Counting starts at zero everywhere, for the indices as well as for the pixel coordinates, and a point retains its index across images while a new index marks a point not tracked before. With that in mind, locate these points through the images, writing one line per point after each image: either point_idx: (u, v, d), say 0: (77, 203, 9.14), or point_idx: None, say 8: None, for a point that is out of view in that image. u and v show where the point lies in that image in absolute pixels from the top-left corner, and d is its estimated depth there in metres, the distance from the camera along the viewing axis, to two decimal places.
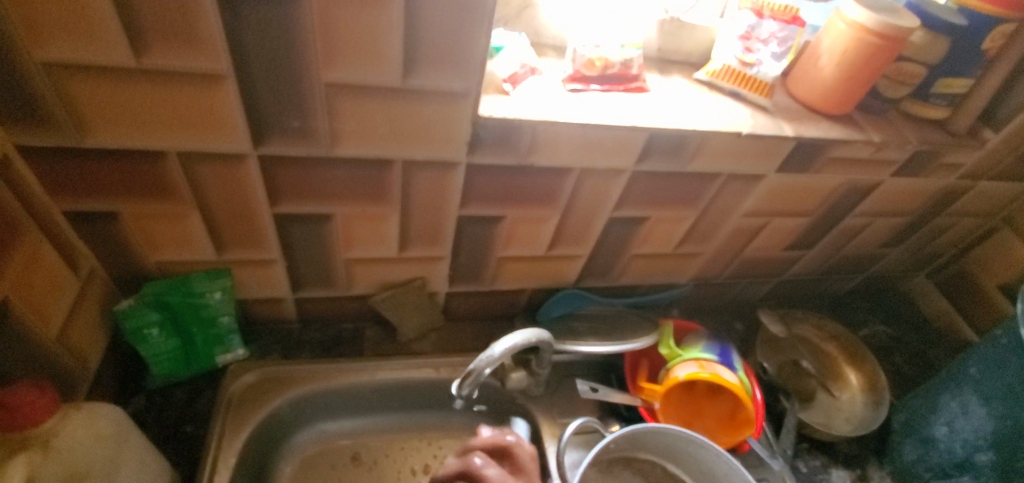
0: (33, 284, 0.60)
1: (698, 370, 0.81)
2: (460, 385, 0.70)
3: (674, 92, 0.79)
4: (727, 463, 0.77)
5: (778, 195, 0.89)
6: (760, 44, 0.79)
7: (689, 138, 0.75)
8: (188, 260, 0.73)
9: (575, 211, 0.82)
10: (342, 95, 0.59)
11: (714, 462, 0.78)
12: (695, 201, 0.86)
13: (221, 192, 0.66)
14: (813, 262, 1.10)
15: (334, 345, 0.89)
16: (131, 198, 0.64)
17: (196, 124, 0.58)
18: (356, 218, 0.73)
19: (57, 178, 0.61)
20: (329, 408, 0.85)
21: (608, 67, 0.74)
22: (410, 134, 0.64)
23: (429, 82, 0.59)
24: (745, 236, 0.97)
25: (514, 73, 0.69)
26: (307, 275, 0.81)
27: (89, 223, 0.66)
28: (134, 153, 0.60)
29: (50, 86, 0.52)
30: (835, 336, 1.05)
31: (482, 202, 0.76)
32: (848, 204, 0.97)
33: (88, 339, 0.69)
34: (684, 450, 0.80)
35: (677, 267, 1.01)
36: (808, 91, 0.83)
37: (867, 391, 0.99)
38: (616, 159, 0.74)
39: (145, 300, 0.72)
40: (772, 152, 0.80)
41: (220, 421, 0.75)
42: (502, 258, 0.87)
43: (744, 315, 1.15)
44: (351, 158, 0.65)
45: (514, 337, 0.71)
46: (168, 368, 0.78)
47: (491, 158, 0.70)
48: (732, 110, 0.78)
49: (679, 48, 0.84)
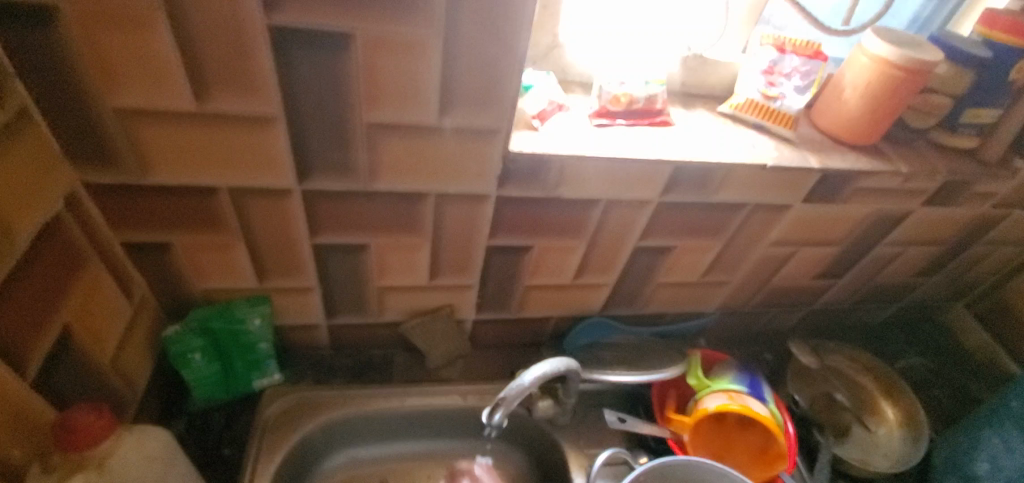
0: (94, 310, 0.64)
1: (728, 402, 0.81)
2: (490, 413, 0.71)
3: (698, 125, 0.80)
4: None
5: (804, 225, 0.90)
6: (782, 78, 0.81)
7: (714, 171, 0.76)
8: (233, 288, 0.77)
9: (601, 241, 0.84)
10: (382, 133, 0.63)
11: None
12: (721, 231, 0.87)
13: (267, 224, 0.70)
14: (843, 292, 1.09)
15: (365, 371, 0.92)
16: (184, 230, 0.69)
17: (248, 161, 0.62)
18: (390, 248, 0.76)
19: (120, 211, 0.65)
20: (359, 434, 0.87)
21: (633, 102, 0.76)
22: (444, 169, 0.67)
23: (463, 120, 0.63)
24: (773, 266, 0.97)
25: (543, 110, 0.73)
26: (341, 302, 0.84)
27: (144, 252, 0.71)
28: (190, 189, 0.64)
29: (121, 129, 0.57)
30: (869, 368, 1.04)
31: (512, 232, 0.79)
32: (877, 233, 0.96)
33: (138, 363, 0.73)
34: None
35: (703, 296, 1.01)
36: (833, 122, 0.84)
37: (904, 427, 0.97)
38: (642, 190, 0.76)
39: (189, 326, 0.75)
40: (798, 183, 0.81)
41: (257, 445, 0.77)
42: (529, 287, 0.89)
43: (774, 345, 1.14)
44: (388, 192, 0.69)
45: (543, 367, 0.72)
46: (209, 392, 0.81)
47: (520, 191, 0.72)
48: (756, 142, 0.79)
49: (702, 82, 0.86)
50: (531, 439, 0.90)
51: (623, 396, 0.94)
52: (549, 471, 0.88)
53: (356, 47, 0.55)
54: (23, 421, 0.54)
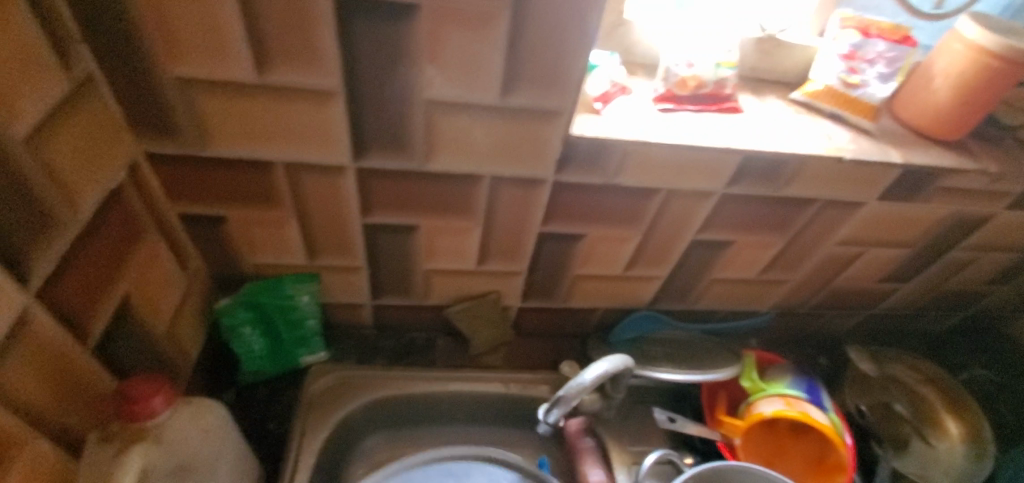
0: (151, 280, 0.65)
1: (785, 408, 0.77)
2: (547, 411, 0.70)
3: (770, 113, 0.75)
4: None
5: (876, 225, 0.84)
6: (865, 64, 0.75)
7: (786, 162, 0.71)
8: (283, 263, 0.76)
9: (656, 232, 0.80)
10: (441, 112, 0.60)
11: None
12: (786, 226, 0.82)
13: (319, 201, 0.69)
14: (909, 296, 1.02)
15: (407, 353, 0.91)
16: (239, 203, 0.68)
17: (304, 136, 0.61)
18: (440, 230, 0.75)
19: (177, 182, 0.65)
20: (400, 415, 0.87)
21: (700, 86, 0.72)
22: (502, 151, 0.65)
23: (526, 101, 0.60)
24: (836, 266, 0.91)
25: (605, 92, 0.69)
26: (387, 283, 0.83)
27: (199, 224, 0.71)
28: (246, 162, 0.64)
29: (181, 99, 0.57)
30: (932, 379, 0.96)
31: (565, 219, 0.76)
32: (955, 236, 0.89)
33: (191, 334, 0.73)
34: None
35: (758, 295, 0.96)
36: (917, 114, 0.77)
37: (969, 444, 0.89)
38: (705, 180, 0.72)
39: (242, 300, 0.76)
40: (876, 179, 0.75)
41: (301, 421, 0.78)
42: (577, 277, 0.86)
43: (828, 349, 1.08)
44: (444, 172, 0.67)
45: (603, 365, 0.70)
46: (257, 366, 0.81)
47: (578, 177, 0.69)
48: (832, 133, 0.74)
49: (774, 67, 0.81)
50: (572, 432, 0.88)
51: (669, 393, 0.91)
52: None
53: (421, 19, 0.52)
54: (81, 389, 0.54)
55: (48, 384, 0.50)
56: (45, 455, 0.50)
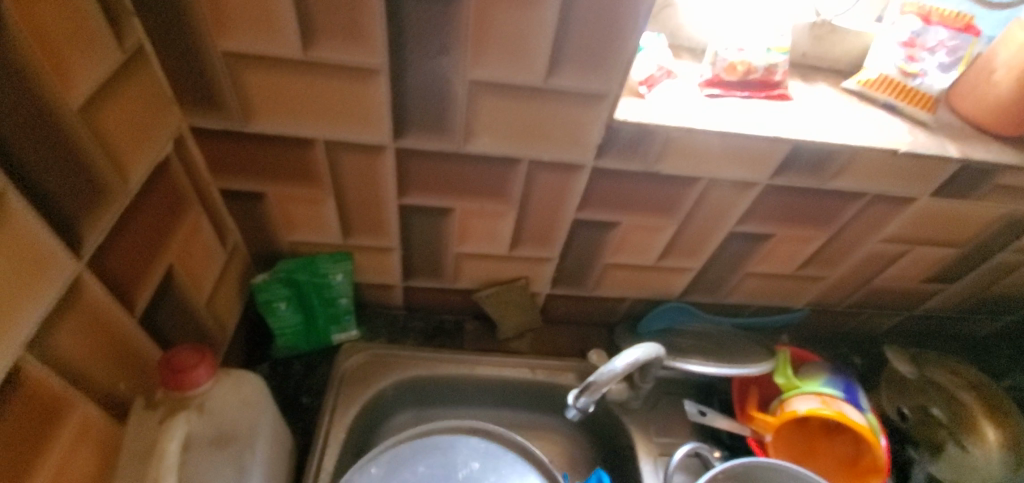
0: (193, 253, 0.66)
1: (820, 407, 0.75)
2: (576, 397, 0.69)
3: (820, 102, 0.72)
4: None
5: (927, 221, 0.80)
6: (925, 52, 0.71)
7: (835, 154, 0.69)
8: (318, 241, 0.77)
9: (694, 222, 0.78)
10: (483, 92, 0.59)
11: None
12: (830, 220, 0.79)
13: (357, 180, 0.69)
14: (954, 298, 0.98)
15: (435, 334, 0.91)
16: (278, 180, 0.69)
17: (345, 114, 0.61)
18: (474, 213, 0.74)
19: (219, 157, 0.66)
20: (428, 396, 0.87)
21: (750, 72, 0.70)
22: (541, 135, 0.64)
23: (571, 83, 0.58)
24: (880, 263, 0.88)
25: (650, 76, 0.67)
26: (418, 265, 0.83)
27: (239, 200, 0.72)
28: (288, 139, 0.64)
29: (227, 74, 0.57)
30: (975, 385, 0.92)
31: (601, 206, 0.74)
32: (1010, 237, 0.85)
33: (228, 308, 0.75)
34: None
35: (794, 291, 0.93)
36: (977, 108, 0.73)
37: (1009, 453, 0.85)
38: (749, 170, 0.70)
39: (278, 276, 0.76)
40: (930, 174, 0.72)
41: (333, 396, 0.79)
42: (610, 265, 0.84)
43: (864, 349, 1.05)
44: (482, 154, 0.66)
45: (634, 353, 0.70)
46: (290, 341, 0.83)
47: (618, 163, 0.68)
48: (886, 125, 0.71)
49: (826, 54, 0.77)
50: (599, 420, 0.87)
51: (698, 387, 0.90)
52: (616, 454, 0.85)
53: None
54: (129, 355, 0.56)
55: (98, 350, 0.52)
56: (96, 420, 0.51)
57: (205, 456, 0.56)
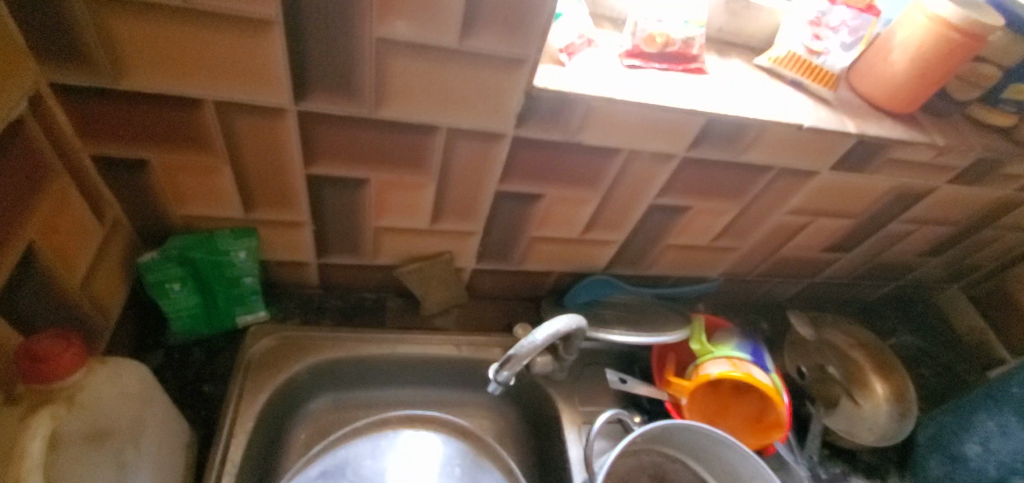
0: (60, 229, 0.57)
1: (730, 369, 0.79)
2: (497, 370, 0.68)
3: (733, 77, 0.74)
4: (754, 466, 0.75)
5: (827, 194, 0.85)
6: (828, 31, 0.73)
7: (747, 128, 0.71)
8: (216, 216, 0.70)
9: (616, 195, 0.79)
10: (393, 53, 0.55)
11: (741, 464, 0.76)
12: (742, 193, 0.83)
13: (256, 147, 0.62)
14: (850, 265, 1.07)
15: (355, 313, 0.87)
16: (163, 147, 0.61)
17: (237, 73, 0.54)
18: (391, 185, 0.70)
19: (87, 119, 0.57)
20: (347, 378, 0.84)
21: (668, 45, 0.70)
22: (459, 101, 0.60)
23: (487, 46, 0.56)
24: (786, 234, 0.93)
25: (570, 44, 0.66)
26: (333, 240, 0.78)
27: (118, 170, 0.63)
28: (171, 100, 0.56)
29: (89, 21, 0.49)
30: (864, 344, 1.01)
31: (524, 178, 0.73)
32: (896, 209, 0.93)
33: (110, 290, 0.67)
34: (710, 449, 0.78)
35: (710, 261, 0.97)
36: (874, 87, 0.78)
37: (893, 404, 0.95)
38: (668, 142, 0.71)
39: (168, 254, 0.69)
40: (831, 149, 0.76)
41: (239, 381, 0.74)
42: (534, 238, 0.83)
43: (771, 315, 1.12)
44: (396, 121, 0.62)
45: (554, 324, 0.70)
46: (188, 326, 0.75)
47: (539, 133, 0.66)
48: (792, 101, 0.74)
49: (741, 30, 0.79)
50: (524, 394, 0.88)
51: (620, 356, 0.92)
52: (540, 426, 0.86)
53: None
54: None
55: None
56: None
57: (79, 453, 0.49)
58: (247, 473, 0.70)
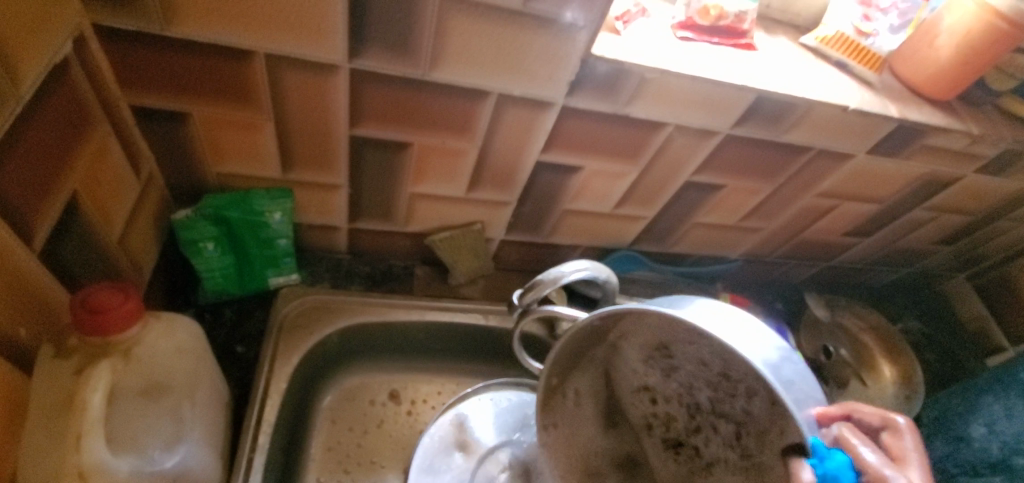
0: (102, 181, 0.56)
1: None
2: (521, 295, 0.68)
3: (781, 54, 0.74)
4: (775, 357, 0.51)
5: (858, 178, 0.86)
6: (879, 12, 0.73)
7: (793, 107, 0.71)
8: (252, 175, 0.68)
9: (654, 170, 0.78)
10: (455, 11, 0.53)
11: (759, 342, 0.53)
12: (776, 174, 0.83)
13: (302, 104, 0.61)
14: (867, 251, 1.08)
15: (384, 280, 0.86)
16: (206, 100, 0.59)
17: (293, 25, 0.53)
18: (434, 150, 0.69)
19: (130, 67, 0.55)
20: (375, 344, 0.84)
21: (721, 18, 0.69)
22: (514, 65, 0.59)
23: (552, 9, 0.54)
24: (812, 217, 0.94)
25: (626, 12, 0.65)
26: (367, 206, 0.77)
27: (155, 121, 0.61)
28: (220, 51, 0.54)
29: None
30: (874, 328, 1.02)
31: (566, 149, 0.72)
32: (921, 196, 0.94)
33: (145, 247, 0.65)
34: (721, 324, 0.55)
35: (734, 242, 0.98)
36: (915, 71, 0.78)
37: (900, 385, 0.97)
38: (714, 119, 0.70)
39: (204, 213, 0.68)
40: (870, 133, 0.76)
41: (273, 342, 0.74)
42: (567, 211, 0.83)
43: (786, 296, 1.12)
44: (448, 84, 0.60)
45: (585, 264, 0.68)
46: (221, 286, 0.74)
47: (589, 103, 0.65)
48: (838, 83, 0.73)
49: (788, 8, 0.79)
50: None
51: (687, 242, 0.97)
52: None
53: None
54: (30, 299, 0.47)
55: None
56: None
57: (137, 407, 0.50)
58: (280, 433, 0.70)
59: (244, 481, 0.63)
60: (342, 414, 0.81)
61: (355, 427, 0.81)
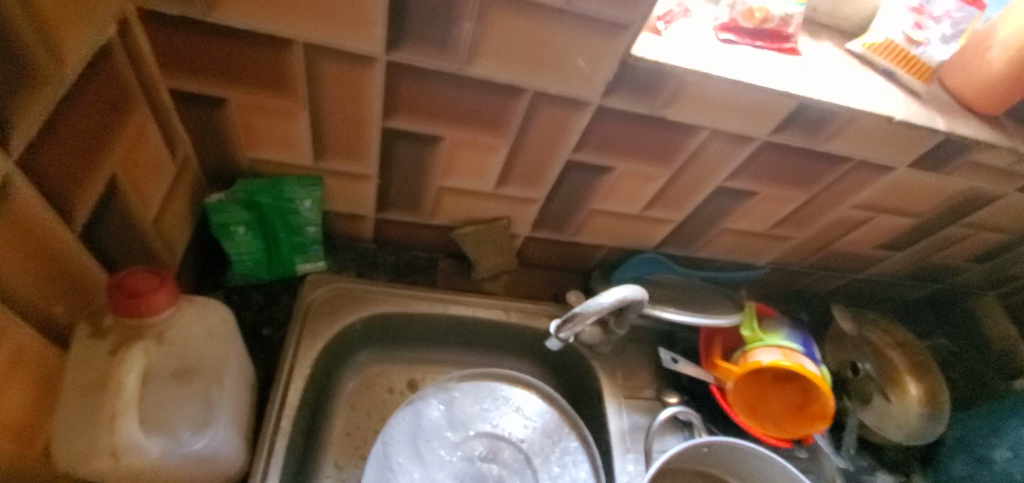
0: (139, 163, 0.56)
1: (781, 359, 0.79)
2: (559, 327, 0.71)
3: (825, 60, 0.71)
4: None
5: (897, 191, 0.83)
6: (931, 21, 0.70)
7: (836, 116, 0.69)
8: (284, 162, 0.69)
9: (686, 174, 0.77)
10: (497, 7, 0.53)
11: None
12: (812, 182, 0.81)
13: (337, 95, 0.61)
14: (899, 265, 1.04)
15: (408, 271, 0.86)
16: (242, 86, 0.59)
17: (333, 16, 0.52)
18: (465, 144, 0.68)
19: (171, 50, 0.55)
20: (396, 333, 0.84)
21: (766, 21, 0.67)
22: (552, 63, 0.58)
23: (594, 7, 0.53)
24: (845, 228, 0.91)
25: (669, 11, 0.64)
26: (395, 197, 0.77)
27: (192, 105, 0.62)
28: (260, 38, 0.55)
29: None
30: (901, 344, 0.98)
31: (598, 148, 0.71)
32: (960, 212, 0.91)
33: (178, 228, 0.66)
34: (761, 468, 0.79)
35: (762, 249, 0.96)
36: (964, 82, 0.74)
37: (925, 405, 0.93)
38: (752, 124, 0.68)
39: (236, 198, 0.68)
40: (913, 145, 0.74)
41: (297, 327, 0.75)
42: (595, 211, 0.82)
43: (812, 307, 1.09)
44: (484, 79, 0.60)
45: (623, 290, 0.71)
46: (250, 269, 0.75)
47: (625, 104, 0.64)
48: (884, 92, 0.71)
49: (835, 12, 0.76)
50: (567, 363, 0.89)
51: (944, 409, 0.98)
52: (580, 395, 0.88)
53: None
54: (69, 276, 0.48)
55: (34, 271, 0.44)
56: (29, 342, 0.44)
57: (169, 389, 0.51)
58: (302, 418, 0.71)
59: (265, 462, 0.65)
60: (361, 401, 0.82)
61: (373, 414, 0.81)
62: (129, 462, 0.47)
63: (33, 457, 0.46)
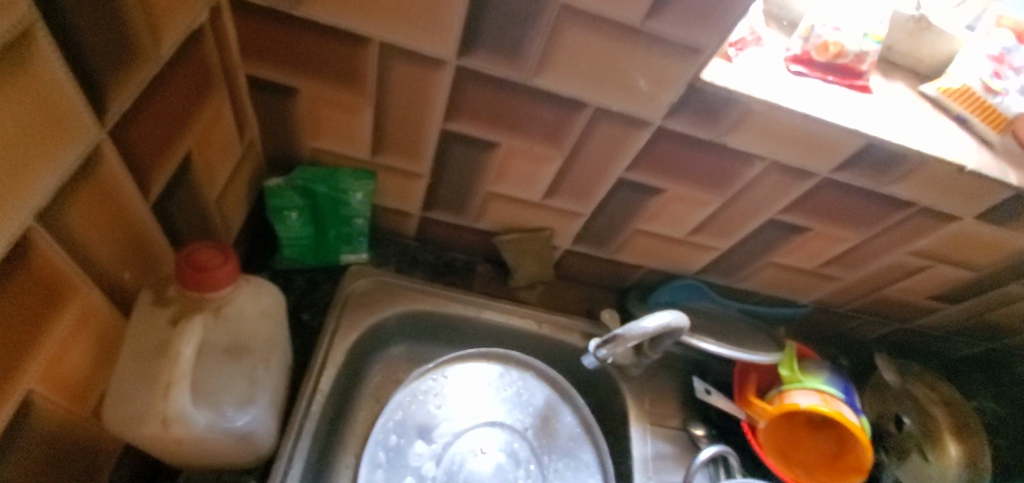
0: (211, 143, 0.58)
1: (820, 404, 0.76)
2: (599, 346, 0.72)
3: (897, 101, 0.69)
4: None
5: (957, 242, 0.80)
6: (1010, 72, 0.69)
7: (904, 159, 0.67)
8: (343, 154, 0.71)
9: (738, 203, 0.75)
10: (572, 22, 0.53)
11: None
12: (867, 224, 0.78)
13: (402, 93, 0.62)
14: (951, 320, 0.99)
15: (446, 271, 0.87)
16: (314, 78, 0.61)
17: (411, 18, 0.54)
18: (520, 152, 0.69)
19: (252, 37, 0.57)
20: (428, 333, 0.85)
21: (840, 56, 0.66)
22: (617, 80, 0.58)
23: (668, 30, 0.53)
24: (898, 274, 0.88)
25: (742, 39, 0.63)
26: (442, 198, 0.77)
27: (265, 91, 0.64)
28: (339, 33, 0.56)
29: None
30: (947, 403, 0.92)
31: (650, 169, 0.70)
32: (1023, 271, 0.86)
33: (235, 206, 0.69)
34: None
35: (807, 288, 0.93)
36: None
37: (965, 468, 0.87)
38: (814, 159, 0.67)
39: (294, 183, 0.70)
40: (982, 196, 0.71)
41: (336, 315, 0.76)
42: (639, 231, 0.81)
43: (852, 352, 1.05)
44: (548, 91, 0.60)
45: (665, 316, 0.70)
46: (297, 254, 0.77)
47: (686, 128, 0.63)
48: (956, 139, 0.68)
49: (911, 53, 0.74)
50: (595, 382, 0.87)
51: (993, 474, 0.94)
52: (607, 416, 0.86)
53: None
54: (140, 247, 0.51)
55: (110, 239, 0.46)
56: (97, 306, 0.47)
57: (218, 363, 0.54)
58: (332, 404, 0.72)
59: (293, 445, 0.65)
60: (386, 395, 0.81)
61: None
62: (178, 430, 0.50)
63: (85, 416, 0.48)
